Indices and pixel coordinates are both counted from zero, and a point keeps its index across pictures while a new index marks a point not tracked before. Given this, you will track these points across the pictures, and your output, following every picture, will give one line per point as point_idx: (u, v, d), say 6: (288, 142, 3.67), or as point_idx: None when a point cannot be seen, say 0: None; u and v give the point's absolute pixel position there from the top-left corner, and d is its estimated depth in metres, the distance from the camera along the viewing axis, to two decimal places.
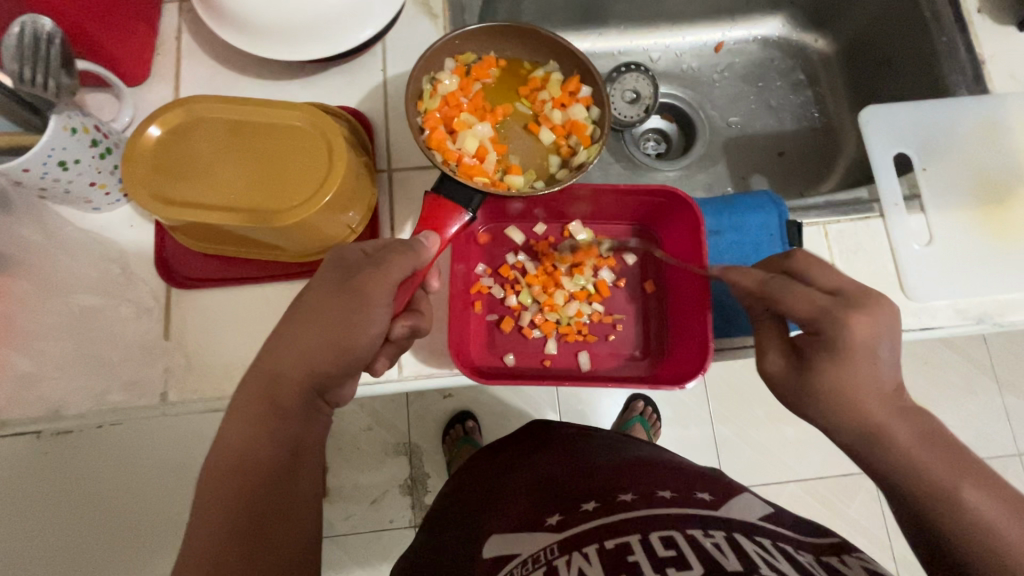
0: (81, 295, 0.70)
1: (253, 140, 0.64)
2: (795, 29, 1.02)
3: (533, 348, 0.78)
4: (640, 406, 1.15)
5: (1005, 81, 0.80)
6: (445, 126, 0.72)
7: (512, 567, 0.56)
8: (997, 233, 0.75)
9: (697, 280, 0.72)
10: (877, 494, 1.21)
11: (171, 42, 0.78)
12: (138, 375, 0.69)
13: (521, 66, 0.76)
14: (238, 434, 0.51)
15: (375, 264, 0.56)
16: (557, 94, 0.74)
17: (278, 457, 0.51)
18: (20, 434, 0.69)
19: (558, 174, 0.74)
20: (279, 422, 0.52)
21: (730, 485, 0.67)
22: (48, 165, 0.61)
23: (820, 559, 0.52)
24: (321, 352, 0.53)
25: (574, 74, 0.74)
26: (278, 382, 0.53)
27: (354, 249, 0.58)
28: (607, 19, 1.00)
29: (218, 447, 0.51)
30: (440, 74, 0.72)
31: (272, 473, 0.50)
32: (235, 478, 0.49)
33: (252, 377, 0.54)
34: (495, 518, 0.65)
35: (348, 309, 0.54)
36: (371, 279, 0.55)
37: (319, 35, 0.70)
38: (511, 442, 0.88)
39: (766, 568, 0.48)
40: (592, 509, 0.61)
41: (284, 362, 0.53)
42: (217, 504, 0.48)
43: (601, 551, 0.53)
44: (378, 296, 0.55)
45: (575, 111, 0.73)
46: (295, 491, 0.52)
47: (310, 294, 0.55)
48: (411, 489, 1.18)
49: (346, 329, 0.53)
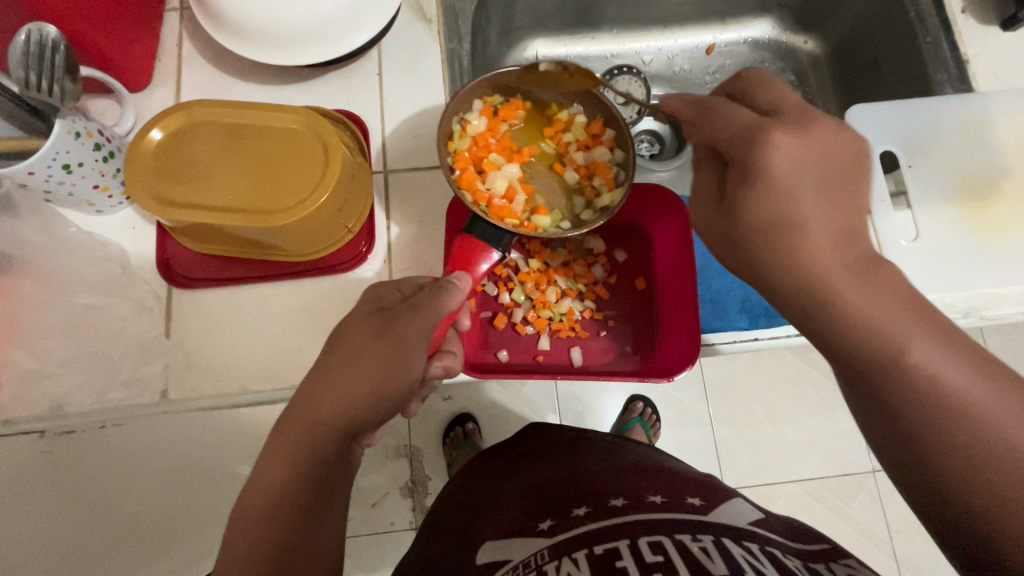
0: (85, 293, 0.72)
1: (252, 145, 0.66)
2: (785, 30, 1.04)
3: (527, 344, 0.80)
4: (639, 407, 1.17)
5: (987, 79, 0.82)
6: (475, 165, 0.76)
7: (504, 571, 0.57)
8: (983, 228, 0.76)
9: (686, 276, 0.74)
10: (877, 493, 1.22)
11: (172, 49, 0.80)
12: (140, 372, 0.70)
13: (547, 106, 0.79)
14: (270, 483, 0.49)
15: (416, 308, 0.56)
16: (582, 137, 0.78)
17: (311, 506, 0.49)
18: (24, 433, 0.70)
19: (582, 215, 0.77)
20: (314, 471, 0.50)
21: (721, 490, 0.69)
22: (52, 169, 0.63)
23: (807, 564, 0.53)
24: (359, 399, 0.51)
25: (599, 117, 0.76)
26: (314, 430, 0.51)
27: (391, 289, 0.59)
28: (599, 22, 1.01)
29: (250, 486, 0.49)
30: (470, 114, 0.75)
31: (305, 525, 0.49)
32: (269, 533, 0.47)
33: (284, 423, 0.52)
34: (491, 527, 0.66)
35: (389, 354, 0.53)
36: (413, 325, 0.55)
37: (315, 40, 0.72)
38: (507, 447, 0.88)
39: (752, 571, 0.49)
40: (583, 514, 0.62)
41: (321, 409, 0.51)
42: (249, 554, 0.47)
43: (590, 555, 0.54)
44: (419, 342, 0.54)
45: (598, 153, 0.76)
46: (326, 537, 0.50)
47: (351, 334, 0.55)
48: (412, 492, 1.18)
49: (386, 377, 0.52)
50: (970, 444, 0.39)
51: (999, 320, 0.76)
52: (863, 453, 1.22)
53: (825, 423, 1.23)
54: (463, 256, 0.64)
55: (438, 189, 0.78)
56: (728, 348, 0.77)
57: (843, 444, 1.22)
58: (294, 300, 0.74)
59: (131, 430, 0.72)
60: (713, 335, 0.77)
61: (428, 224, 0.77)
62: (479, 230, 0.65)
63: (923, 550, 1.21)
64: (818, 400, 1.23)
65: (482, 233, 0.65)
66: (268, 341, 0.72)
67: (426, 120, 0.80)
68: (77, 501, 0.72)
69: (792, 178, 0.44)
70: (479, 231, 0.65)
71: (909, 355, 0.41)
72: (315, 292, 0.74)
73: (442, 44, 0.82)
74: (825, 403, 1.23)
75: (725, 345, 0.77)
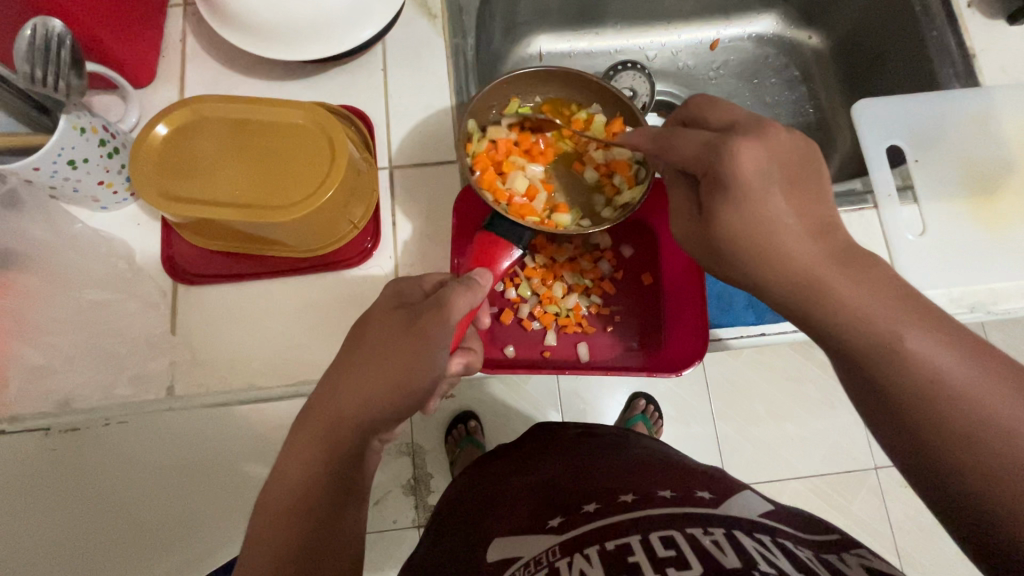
0: (90, 289, 0.71)
1: (259, 141, 0.66)
2: (789, 26, 1.04)
3: (533, 340, 0.80)
4: (642, 404, 1.18)
5: (995, 73, 0.81)
6: (495, 165, 0.77)
7: (515, 569, 0.57)
8: (989, 223, 0.76)
9: (692, 270, 0.74)
10: (880, 490, 1.22)
11: (176, 45, 0.80)
12: (146, 368, 0.70)
13: (566, 106, 0.80)
14: (295, 474, 0.51)
15: (438, 305, 0.55)
16: (602, 136, 0.78)
17: (334, 498, 0.51)
18: (29, 430, 0.70)
19: (602, 213, 0.78)
20: (337, 465, 0.51)
21: (730, 483, 0.69)
22: (57, 164, 0.63)
23: (819, 554, 0.53)
24: (381, 394, 0.52)
25: (619, 116, 0.76)
26: (338, 424, 0.52)
27: (414, 285, 0.61)
28: (603, 18, 1.01)
29: (276, 480, 0.51)
30: (490, 113, 0.77)
31: (327, 518, 0.50)
32: (293, 524, 0.49)
33: (309, 417, 0.53)
34: (501, 522, 0.66)
35: (412, 352, 0.53)
36: (436, 323, 0.54)
37: (320, 35, 0.72)
38: (516, 445, 0.88)
39: (765, 564, 0.49)
40: (593, 510, 0.61)
41: (346, 404, 0.52)
42: (274, 544, 0.48)
43: (601, 552, 0.54)
44: (442, 340, 0.54)
45: (618, 152, 0.77)
46: (347, 531, 0.51)
47: (373, 331, 0.56)
48: (414, 489, 1.17)
49: (406, 373, 0.52)
50: (963, 425, 0.42)
51: (1010, 313, 0.75)
52: (866, 450, 1.22)
53: (828, 421, 1.23)
54: (485, 253, 0.66)
55: (443, 184, 0.77)
56: (740, 343, 0.77)
57: (846, 440, 1.22)
58: (300, 297, 0.73)
59: (137, 427, 0.72)
60: (723, 329, 0.77)
61: (434, 219, 0.77)
62: (501, 228, 0.67)
63: (926, 547, 1.21)
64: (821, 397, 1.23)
65: (505, 231, 0.67)
66: (273, 337, 0.72)
67: (432, 115, 0.79)
68: (83, 497, 0.72)
69: (764, 187, 0.49)
70: (499, 228, 0.67)
71: (897, 337, 0.46)
72: (321, 287, 0.74)
73: (447, 39, 0.82)
74: (827, 400, 1.23)
75: (735, 339, 0.77)
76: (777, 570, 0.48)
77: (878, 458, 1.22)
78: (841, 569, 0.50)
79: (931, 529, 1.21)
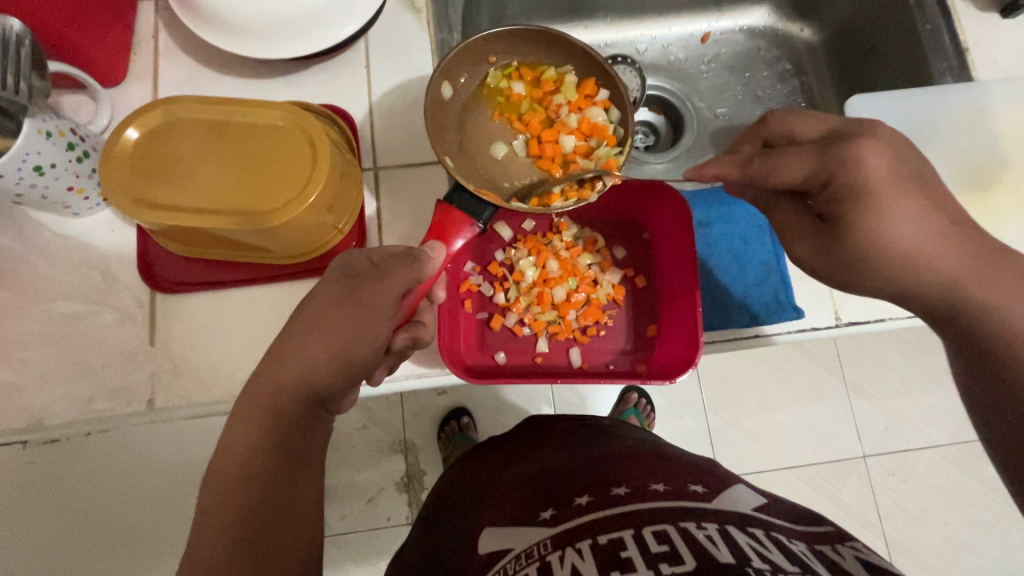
0: (63, 301, 0.69)
1: (235, 141, 0.63)
2: (781, 18, 1.02)
3: (524, 345, 0.79)
4: (634, 397, 1.16)
5: (987, 67, 0.81)
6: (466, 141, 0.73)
7: (506, 562, 0.55)
8: (981, 219, 0.75)
9: (687, 273, 0.73)
10: (869, 478, 1.22)
11: (148, 41, 0.77)
12: (122, 382, 0.67)
13: (533, 66, 0.75)
14: (243, 443, 0.51)
15: (379, 274, 0.56)
16: (573, 97, 0.75)
17: (279, 464, 0.51)
18: (5, 444, 0.67)
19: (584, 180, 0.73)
20: (283, 434, 0.52)
21: (725, 477, 0.66)
22: (23, 171, 0.60)
23: (813, 547, 0.51)
24: (319, 360, 0.54)
25: (589, 76, 0.73)
26: (280, 393, 0.53)
27: (361, 256, 0.59)
28: (591, 11, 0.99)
29: (223, 451, 0.51)
30: (457, 80, 0.73)
31: (283, 485, 0.50)
32: (243, 489, 0.49)
33: (251, 388, 0.54)
34: (490, 511, 0.64)
35: (353, 322, 0.55)
36: (374, 290, 0.56)
37: (298, 31, 0.69)
38: (508, 437, 0.87)
39: (758, 560, 0.47)
40: (585, 503, 0.59)
41: (283, 371, 0.53)
42: (223, 513, 0.47)
43: (594, 546, 0.52)
44: (382, 308, 0.56)
45: (593, 114, 0.73)
46: (303, 495, 0.52)
47: (316, 299, 0.56)
48: (408, 486, 1.18)
49: (348, 342, 0.54)
50: None
51: None
52: (855, 439, 1.22)
53: (818, 410, 1.23)
54: (440, 225, 0.63)
55: (430, 185, 0.75)
56: (781, 337, 0.74)
57: (835, 430, 1.22)
58: (284, 304, 0.71)
59: (119, 440, 0.69)
60: (768, 324, 0.74)
61: (422, 222, 0.74)
62: (462, 201, 0.64)
63: (914, 535, 1.21)
64: (809, 388, 1.24)
65: (465, 204, 0.64)
66: (258, 345, 0.70)
67: (418, 114, 0.77)
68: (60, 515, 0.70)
69: (894, 183, 0.49)
70: (460, 201, 0.64)
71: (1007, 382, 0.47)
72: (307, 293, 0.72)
73: (433, 34, 0.79)
74: (818, 390, 1.24)
75: (778, 336, 0.74)
76: (771, 565, 0.46)
77: (867, 447, 1.22)
78: (837, 565, 0.48)
79: (920, 517, 1.21)
